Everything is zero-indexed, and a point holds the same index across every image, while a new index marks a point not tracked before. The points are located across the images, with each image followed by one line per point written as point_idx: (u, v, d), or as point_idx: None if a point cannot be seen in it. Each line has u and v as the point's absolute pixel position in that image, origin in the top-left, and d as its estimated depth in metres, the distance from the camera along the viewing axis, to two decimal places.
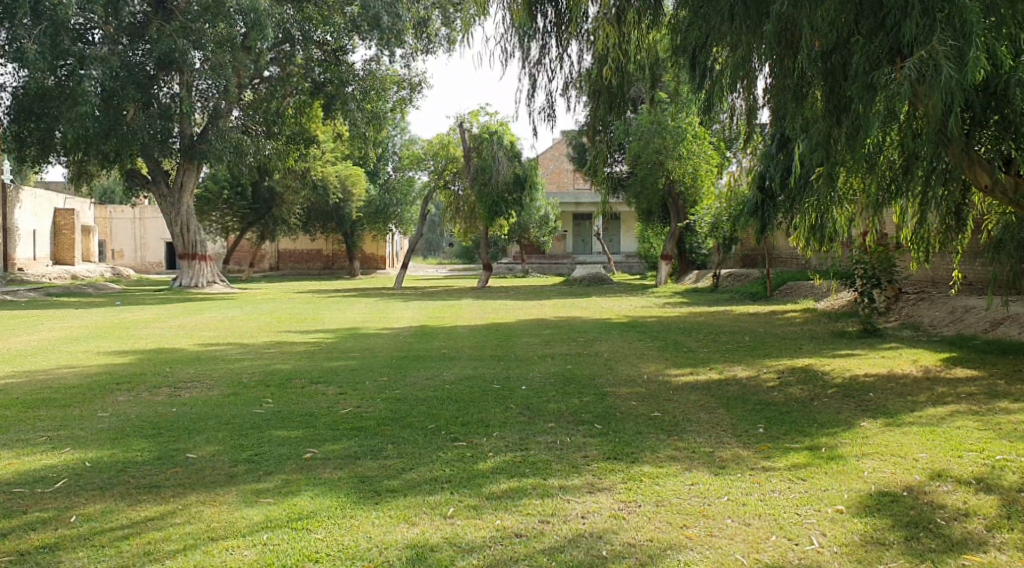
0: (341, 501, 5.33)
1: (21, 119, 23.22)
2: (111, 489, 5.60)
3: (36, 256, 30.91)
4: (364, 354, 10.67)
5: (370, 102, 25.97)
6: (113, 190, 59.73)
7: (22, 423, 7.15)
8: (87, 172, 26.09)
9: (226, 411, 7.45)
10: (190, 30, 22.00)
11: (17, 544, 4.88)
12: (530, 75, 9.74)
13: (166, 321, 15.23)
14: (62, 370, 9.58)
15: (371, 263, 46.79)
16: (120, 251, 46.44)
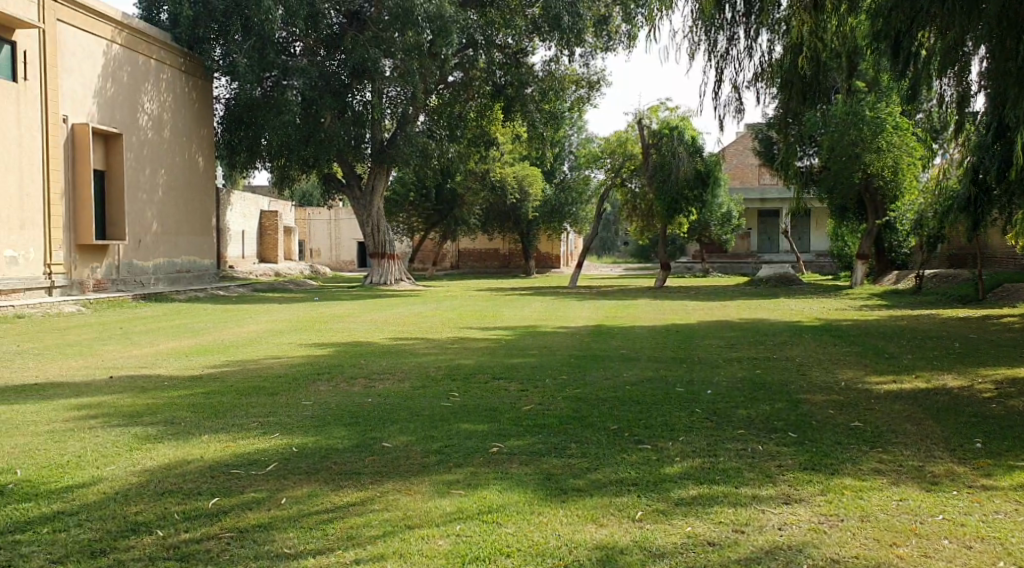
0: (529, 497, 5.30)
1: (234, 126, 25.51)
2: (316, 473, 5.83)
3: (244, 255, 32.99)
4: (547, 352, 10.69)
5: (547, 102, 26.34)
6: (310, 193, 63.62)
7: (237, 408, 7.62)
8: (290, 177, 27.67)
9: (418, 403, 7.62)
10: (382, 38, 22.87)
11: (236, 522, 5.17)
12: (716, 68, 9.44)
13: (358, 316, 15.89)
14: (268, 361, 10.13)
15: (546, 263, 47.22)
16: (317, 251, 49.10)
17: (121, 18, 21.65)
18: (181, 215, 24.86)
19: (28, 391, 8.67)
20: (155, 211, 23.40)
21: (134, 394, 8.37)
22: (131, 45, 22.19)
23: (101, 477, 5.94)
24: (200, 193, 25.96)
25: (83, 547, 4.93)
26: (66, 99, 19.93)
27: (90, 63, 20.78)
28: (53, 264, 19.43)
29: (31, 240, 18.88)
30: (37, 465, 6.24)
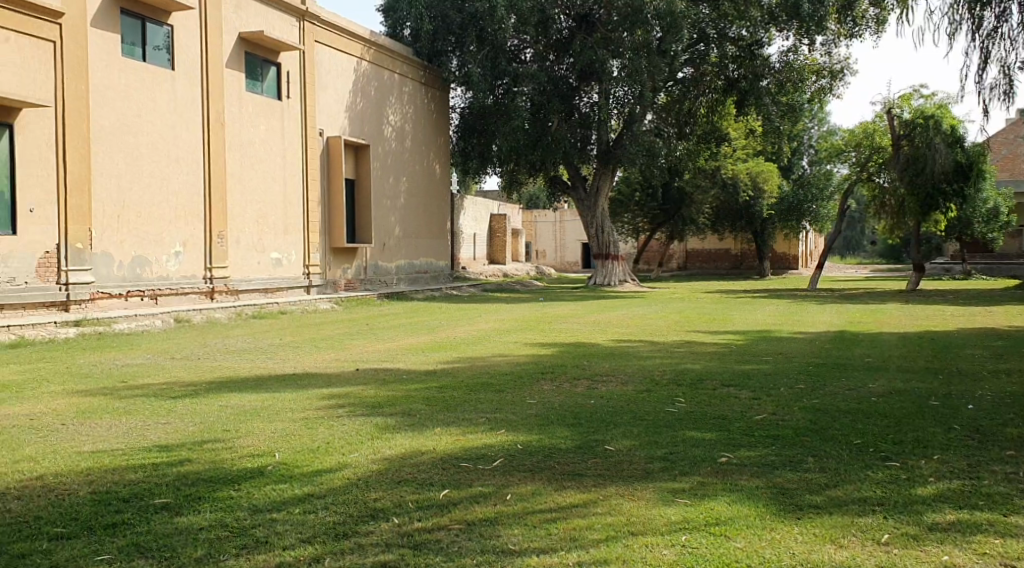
0: (760, 511, 4.97)
1: (468, 134, 26.92)
2: (540, 472, 5.80)
3: (476, 256, 34.00)
4: (781, 359, 10.14)
5: (785, 94, 25.36)
6: (538, 196, 65.01)
7: (466, 404, 7.78)
8: (518, 181, 28.18)
9: (643, 407, 7.42)
10: (610, 39, 23.25)
11: (465, 514, 5.23)
12: (982, 48, 8.51)
13: (584, 316, 15.89)
14: (496, 358, 10.31)
15: (782, 264, 45.27)
16: (542, 252, 50.04)
17: (370, 36, 23.03)
18: (421, 222, 26.11)
19: (285, 380, 9.34)
20: (398, 215, 24.69)
21: (377, 386, 8.79)
22: (378, 62, 23.57)
23: (345, 463, 6.24)
24: (437, 198, 27.09)
25: (327, 530, 5.16)
26: (322, 114, 21.52)
27: (343, 80, 22.31)
28: (311, 264, 21.08)
29: (293, 243, 20.56)
30: (292, 449, 6.67)
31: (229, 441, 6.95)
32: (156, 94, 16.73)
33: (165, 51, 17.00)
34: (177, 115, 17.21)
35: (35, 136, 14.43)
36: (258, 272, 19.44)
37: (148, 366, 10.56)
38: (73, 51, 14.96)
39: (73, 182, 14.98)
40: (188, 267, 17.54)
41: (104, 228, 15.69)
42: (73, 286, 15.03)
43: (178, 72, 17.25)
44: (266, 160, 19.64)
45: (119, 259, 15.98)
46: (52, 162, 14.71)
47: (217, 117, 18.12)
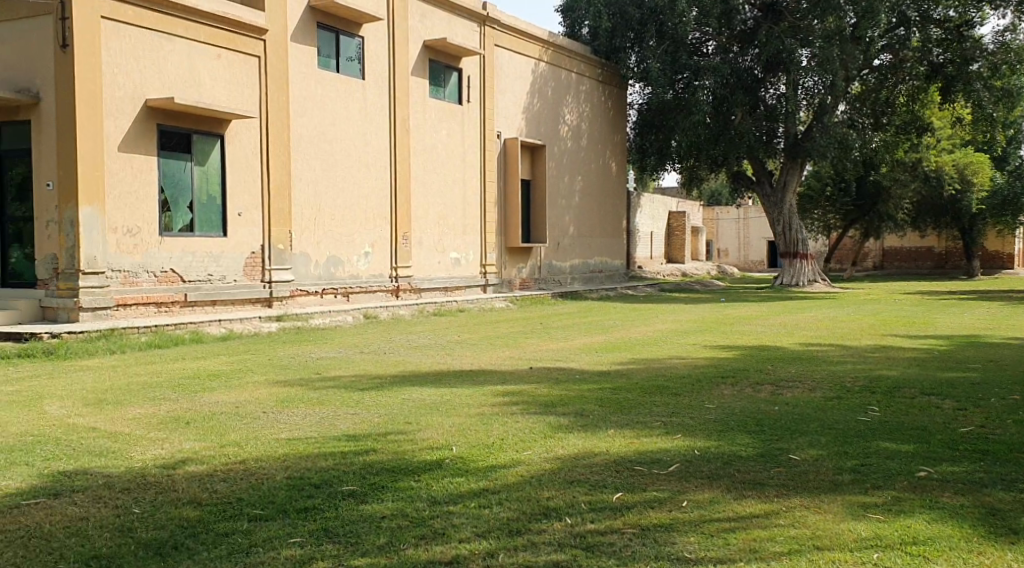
0: (965, 533, 4.54)
1: (645, 132, 26.44)
2: (718, 480, 5.56)
3: (653, 255, 33.39)
4: (990, 366, 9.30)
5: (999, 78, 23.26)
6: (721, 193, 63.35)
7: (641, 406, 7.61)
8: (699, 177, 27.57)
9: (831, 415, 6.98)
10: (799, 28, 22.38)
11: (639, 519, 5.08)
12: None
13: (769, 318, 15.24)
14: (674, 360, 10.04)
15: (992, 263, 41.94)
16: (725, 251, 48.66)
17: (548, 38, 23.18)
18: (595, 219, 25.92)
19: (463, 377, 9.50)
20: (573, 215, 24.65)
21: (550, 385, 8.77)
22: (555, 62, 23.68)
23: (519, 461, 6.24)
24: (613, 196, 26.87)
25: (502, 525, 5.15)
26: (500, 117, 21.86)
27: (522, 82, 22.58)
28: (487, 264, 21.43)
29: (472, 243, 20.99)
30: (469, 444, 6.74)
31: (411, 434, 7.12)
32: (348, 101, 17.52)
33: (357, 61, 17.79)
34: (367, 121, 17.96)
35: (243, 145, 15.44)
36: (439, 270, 19.98)
37: (337, 360, 11.05)
38: (274, 65, 15.90)
39: (275, 187, 15.94)
40: (375, 266, 18.27)
41: (302, 230, 16.60)
42: (275, 284, 16.00)
43: (369, 81, 18.00)
44: (447, 162, 20.16)
45: (314, 259, 16.86)
46: (257, 168, 15.69)
47: (403, 122, 18.78)
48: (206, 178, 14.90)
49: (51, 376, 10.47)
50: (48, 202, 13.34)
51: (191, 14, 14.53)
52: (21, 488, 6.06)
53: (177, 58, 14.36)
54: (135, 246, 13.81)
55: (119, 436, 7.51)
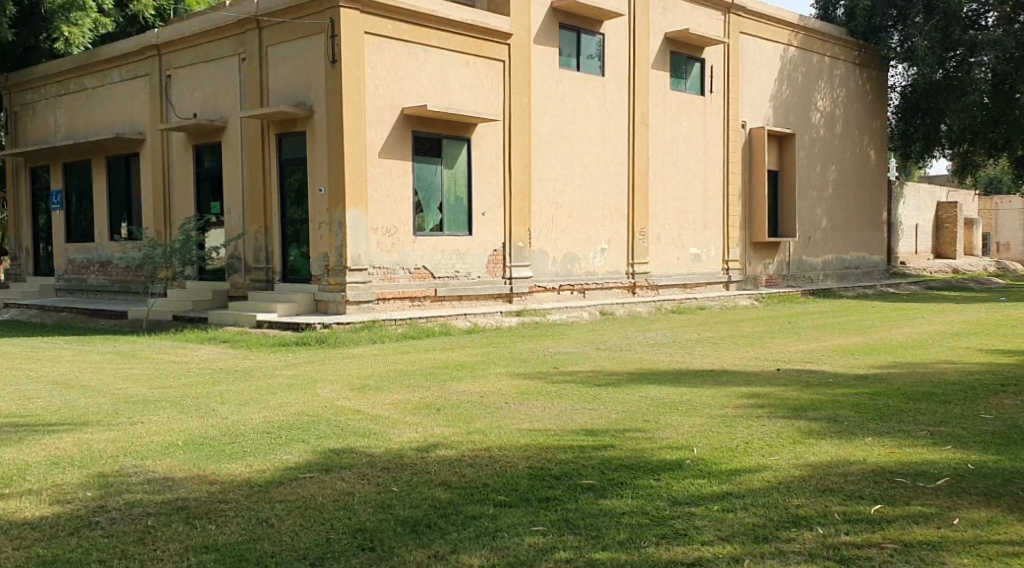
0: None
1: (910, 116, 25.51)
2: (998, 499, 4.95)
3: (918, 250, 30.82)
4: None
5: None
6: (999, 181, 57.75)
7: (906, 413, 6.96)
8: (975, 165, 25.17)
9: None
10: None
11: (901, 534, 4.61)
12: None
13: None
14: (943, 365, 9.14)
15: None
16: (1006, 245, 44.28)
17: (799, 21, 22.14)
18: (852, 210, 24.36)
19: (707, 376, 9.16)
20: (825, 208, 23.27)
21: (799, 387, 8.27)
22: (806, 46, 22.58)
23: (765, 465, 5.88)
24: (869, 188, 25.13)
25: (748, 530, 4.85)
26: (745, 107, 21.09)
27: (768, 69, 21.67)
28: (730, 260, 20.73)
29: (713, 239, 20.41)
30: (711, 445, 6.45)
31: (651, 431, 6.93)
32: (587, 99, 17.58)
33: (597, 59, 17.79)
34: (605, 117, 17.93)
35: (488, 146, 15.89)
36: (678, 267, 19.61)
37: (577, 355, 11.07)
38: (518, 66, 16.23)
39: (516, 186, 16.28)
40: (613, 262, 18.21)
41: (542, 228, 16.85)
42: (515, 280, 16.35)
43: (609, 78, 17.97)
44: (687, 157, 19.73)
45: (553, 256, 17.07)
46: (500, 168, 16.10)
47: (642, 117, 18.59)
48: (454, 179, 15.48)
49: (318, 363, 11.26)
50: (320, 205, 14.41)
51: (442, 23, 15.12)
52: (297, 462, 6.51)
53: (430, 66, 15.01)
54: (392, 244, 14.61)
55: (379, 419, 7.91)
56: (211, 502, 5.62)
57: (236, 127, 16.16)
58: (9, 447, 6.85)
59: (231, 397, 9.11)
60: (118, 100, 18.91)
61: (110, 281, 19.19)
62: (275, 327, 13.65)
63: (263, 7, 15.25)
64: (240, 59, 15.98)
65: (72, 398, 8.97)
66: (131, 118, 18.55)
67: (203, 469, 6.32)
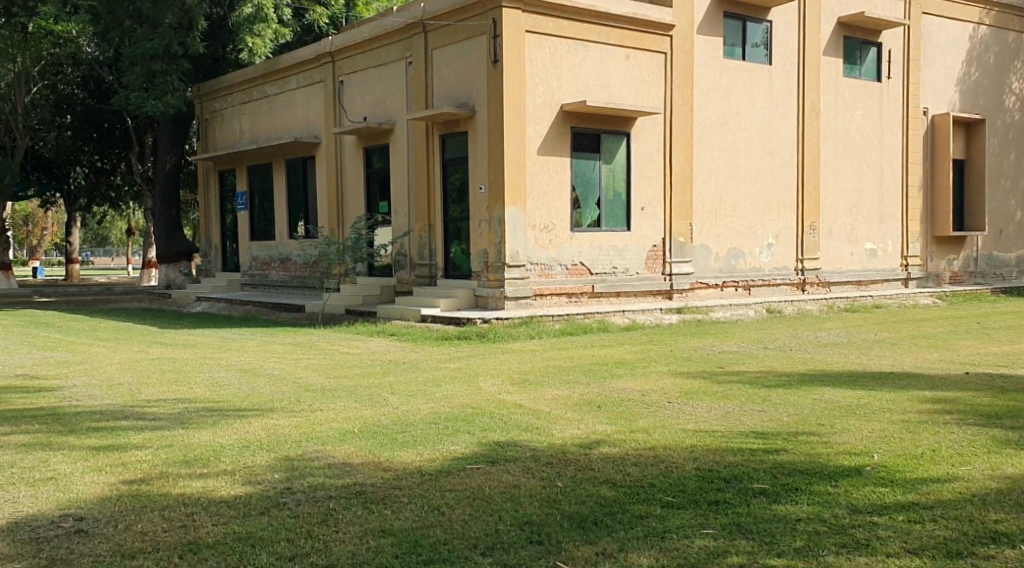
0: None
1: None
2: None
3: None
4: None
5: None
6: None
7: None
8: None
9: None
10: None
11: None
12: None
13: None
14: None
15: None
16: None
17: None
18: None
19: (888, 378, 8.64)
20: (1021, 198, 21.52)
21: (993, 393, 7.67)
22: (1000, 24, 21.01)
23: (957, 476, 5.47)
24: None
25: (939, 545, 4.51)
26: (927, 92, 19.89)
27: (954, 51, 20.34)
28: (909, 256, 19.60)
29: (890, 233, 19.35)
30: (894, 452, 6.07)
31: (826, 436, 6.60)
32: (753, 90, 17.03)
33: (762, 47, 17.18)
34: (772, 108, 17.32)
35: (649, 141, 15.66)
36: (852, 264, 18.72)
37: (742, 354, 10.71)
38: (681, 58, 15.91)
39: (677, 181, 15.96)
40: (780, 258, 17.58)
41: (704, 223, 16.46)
42: (676, 277, 16.05)
43: (776, 67, 17.34)
44: (862, 148, 18.79)
45: (716, 252, 16.64)
46: (661, 163, 15.83)
47: (813, 105, 17.84)
48: (613, 175, 15.33)
49: (480, 357, 11.42)
50: (482, 203, 14.61)
51: (603, 18, 15.00)
52: (465, 453, 6.60)
53: (590, 62, 14.93)
54: (550, 241, 14.64)
55: (542, 414, 7.93)
56: (386, 488, 5.77)
57: (403, 128, 16.64)
58: (204, 428, 7.29)
59: (400, 388, 9.37)
60: (295, 106, 19.89)
61: (289, 277, 20.21)
62: (437, 322, 13.93)
63: (429, 11, 15.63)
64: (408, 62, 16.44)
65: (256, 385, 9.47)
66: (307, 122, 19.47)
67: (378, 456, 6.52)
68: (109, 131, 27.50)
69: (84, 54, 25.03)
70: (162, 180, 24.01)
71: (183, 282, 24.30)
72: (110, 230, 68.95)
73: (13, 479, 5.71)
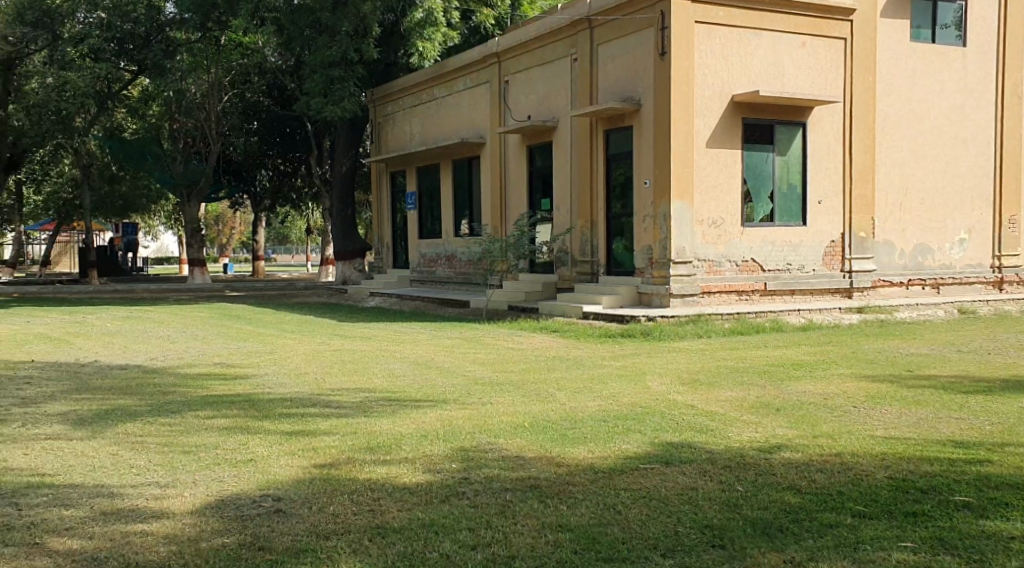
0: None
1: None
2: None
3: None
4: None
5: None
6: None
7: None
8: None
9: None
10: None
11: None
12: None
13: None
14: None
15: None
16: None
17: None
18: None
19: None
20: None
21: None
22: None
23: None
24: None
25: None
26: None
27: None
28: None
29: None
30: None
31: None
32: (943, 74, 16.00)
33: (953, 28, 16.11)
34: (964, 94, 16.24)
35: (826, 131, 14.98)
36: None
37: (932, 358, 10.06)
38: (862, 44, 15.13)
39: (857, 172, 15.21)
40: (973, 255, 16.45)
41: (887, 217, 15.60)
42: (855, 274, 15.27)
43: (969, 49, 16.23)
44: None
45: (901, 248, 15.75)
46: (840, 155, 15.13)
47: (1012, 89, 16.61)
48: (787, 167, 14.76)
49: (648, 355, 11.27)
50: (647, 197, 14.40)
51: (777, 5, 14.47)
52: (639, 452, 6.51)
53: (762, 51, 14.44)
54: (719, 236, 14.28)
55: (715, 415, 7.72)
56: (561, 484, 5.76)
57: (568, 125, 16.65)
58: (384, 418, 7.53)
59: (568, 385, 9.36)
60: (461, 106, 20.32)
61: (455, 273, 20.65)
62: (602, 318, 13.86)
63: (594, 7, 15.57)
64: (573, 59, 16.45)
65: (429, 378, 9.72)
66: (473, 122, 19.84)
67: (550, 451, 6.53)
68: (291, 136, 29.22)
69: (269, 64, 26.37)
70: (339, 181, 25.10)
71: (358, 278, 25.30)
72: (289, 229, 72.82)
73: (217, 459, 6.09)
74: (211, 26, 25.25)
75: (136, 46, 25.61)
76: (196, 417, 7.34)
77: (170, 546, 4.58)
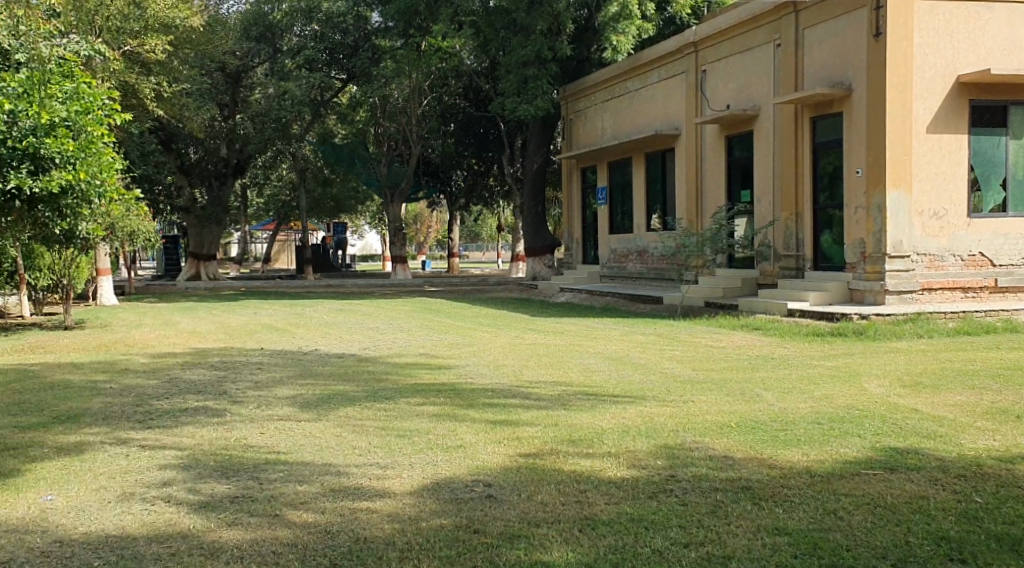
0: None
1: None
2: None
3: None
4: None
5: None
6: None
7: None
8: None
9: None
10: None
11: None
12: None
13: None
14: None
15: None
16: None
17: None
18: None
19: None
20: None
21: None
22: None
23: None
24: None
25: None
26: None
27: None
28: None
29: None
30: None
31: None
32: None
33: None
34: None
35: None
36: None
37: None
38: None
39: None
40: None
41: None
42: None
43: None
44: None
45: None
46: None
47: None
48: (1023, 152, 13.47)
49: (861, 355, 10.62)
50: (858, 188, 13.57)
51: None
52: (858, 457, 6.11)
53: (994, 27, 13.31)
54: (942, 228, 13.27)
55: (944, 421, 7.13)
56: (774, 486, 5.50)
57: (770, 114, 16.00)
58: (585, 412, 7.49)
59: (774, 384, 8.97)
60: (656, 98, 19.99)
61: (647, 268, 20.38)
62: (809, 316, 13.21)
63: None
64: (776, 44, 15.78)
65: (629, 373, 9.60)
66: (668, 114, 19.47)
67: (761, 452, 6.25)
68: (485, 136, 29.68)
69: (465, 67, 26.20)
70: (530, 179, 25.39)
71: (547, 274, 25.55)
72: (484, 227, 74.67)
73: (430, 444, 6.26)
74: (413, 32, 25.87)
75: (345, 55, 27.90)
76: (408, 404, 7.60)
77: (393, 524, 4.73)
